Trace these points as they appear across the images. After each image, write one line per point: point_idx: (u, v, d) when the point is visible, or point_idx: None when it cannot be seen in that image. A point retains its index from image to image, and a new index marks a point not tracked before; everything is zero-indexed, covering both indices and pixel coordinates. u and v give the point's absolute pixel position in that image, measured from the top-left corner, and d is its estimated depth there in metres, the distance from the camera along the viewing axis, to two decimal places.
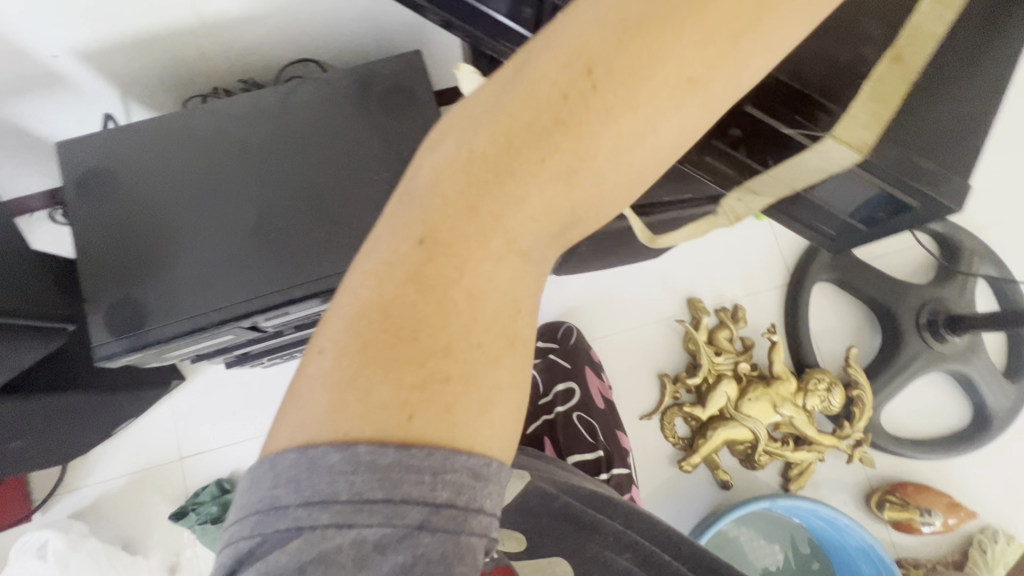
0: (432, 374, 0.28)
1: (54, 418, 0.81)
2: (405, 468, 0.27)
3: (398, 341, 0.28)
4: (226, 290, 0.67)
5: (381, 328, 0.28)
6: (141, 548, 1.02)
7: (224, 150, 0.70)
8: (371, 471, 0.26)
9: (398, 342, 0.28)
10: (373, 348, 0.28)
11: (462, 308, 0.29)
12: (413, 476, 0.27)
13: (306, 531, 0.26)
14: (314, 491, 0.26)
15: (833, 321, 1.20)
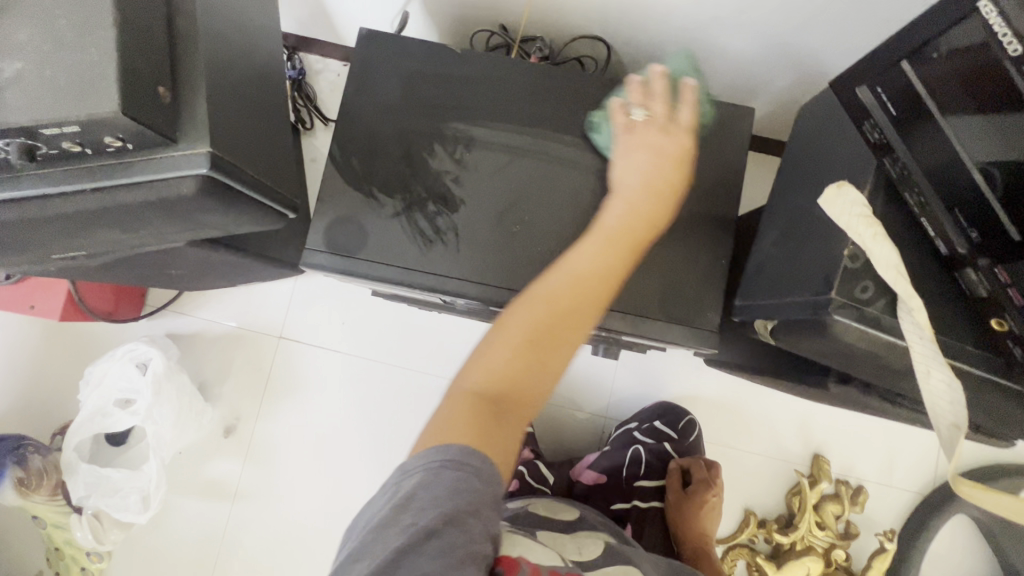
0: (507, 407, 0.43)
1: (213, 266, 0.79)
2: (469, 490, 0.40)
3: (504, 400, 0.43)
4: (446, 257, 0.62)
5: (540, 324, 0.46)
6: (210, 396, 1.05)
7: (510, 113, 0.65)
8: (468, 488, 0.39)
9: (489, 408, 0.43)
10: (506, 389, 0.44)
11: (617, 260, 0.50)
12: (473, 474, 0.40)
13: (397, 523, 0.39)
14: (428, 491, 0.40)
15: (952, 556, 1.06)
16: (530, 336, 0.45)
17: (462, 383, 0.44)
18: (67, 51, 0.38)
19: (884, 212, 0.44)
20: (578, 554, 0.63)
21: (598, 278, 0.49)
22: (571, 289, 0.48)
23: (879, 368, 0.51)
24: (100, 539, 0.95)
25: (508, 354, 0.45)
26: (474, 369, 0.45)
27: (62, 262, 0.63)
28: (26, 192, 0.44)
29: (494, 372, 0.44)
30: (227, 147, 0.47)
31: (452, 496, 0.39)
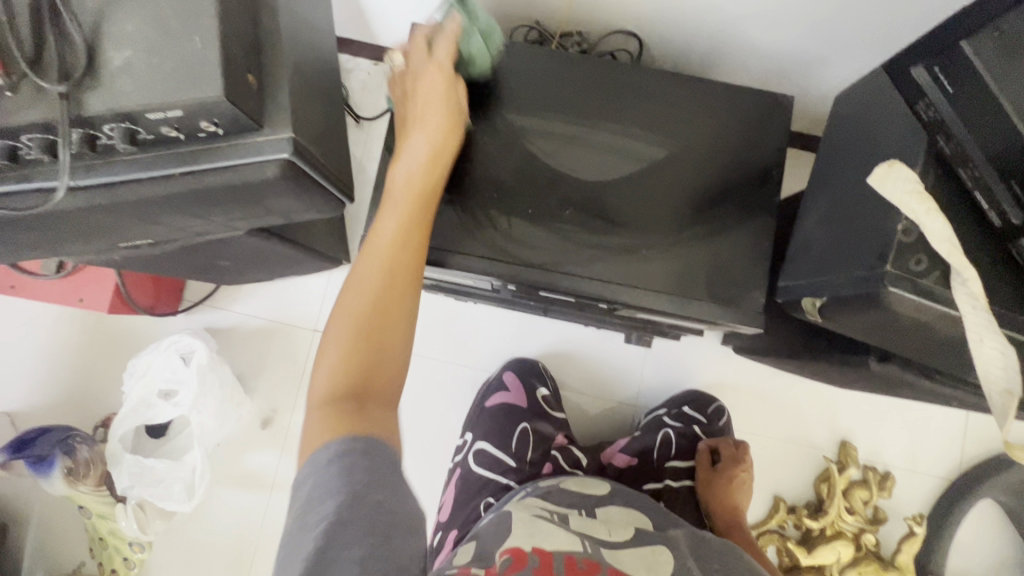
0: (367, 400, 0.45)
1: (261, 258, 0.81)
2: (359, 468, 0.40)
3: (359, 391, 0.45)
4: (499, 243, 0.64)
5: (358, 325, 0.47)
6: (248, 389, 1.07)
7: (557, 102, 0.67)
8: (359, 470, 0.40)
9: (345, 404, 0.44)
10: (358, 383, 0.45)
11: (415, 236, 0.53)
12: (370, 459, 0.41)
13: (306, 533, 0.38)
14: (316, 494, 0.40)
15: (980, 541, 1.07)
16: (365, 329, 0.47)
17: (315, 393, 0.45)
18: (172, 40, 0.40)
19: (936, 188, 0.46)
20: (609, 535, 0.65)
21: (397, 242, 0.52)
22: (381, 252, 0.51)
23: (927, 340, 0.53)
24: (144, 529, 0.97)
25: (351, 328, 0.47)
26: (316, 379, 0.46)
27: (126, 251, 0.65)
28: (119, 177, 0.46)
29: (349, 353, 0.46)
30: (305, 134, 0.49)
31: (352, 477, 0.40)
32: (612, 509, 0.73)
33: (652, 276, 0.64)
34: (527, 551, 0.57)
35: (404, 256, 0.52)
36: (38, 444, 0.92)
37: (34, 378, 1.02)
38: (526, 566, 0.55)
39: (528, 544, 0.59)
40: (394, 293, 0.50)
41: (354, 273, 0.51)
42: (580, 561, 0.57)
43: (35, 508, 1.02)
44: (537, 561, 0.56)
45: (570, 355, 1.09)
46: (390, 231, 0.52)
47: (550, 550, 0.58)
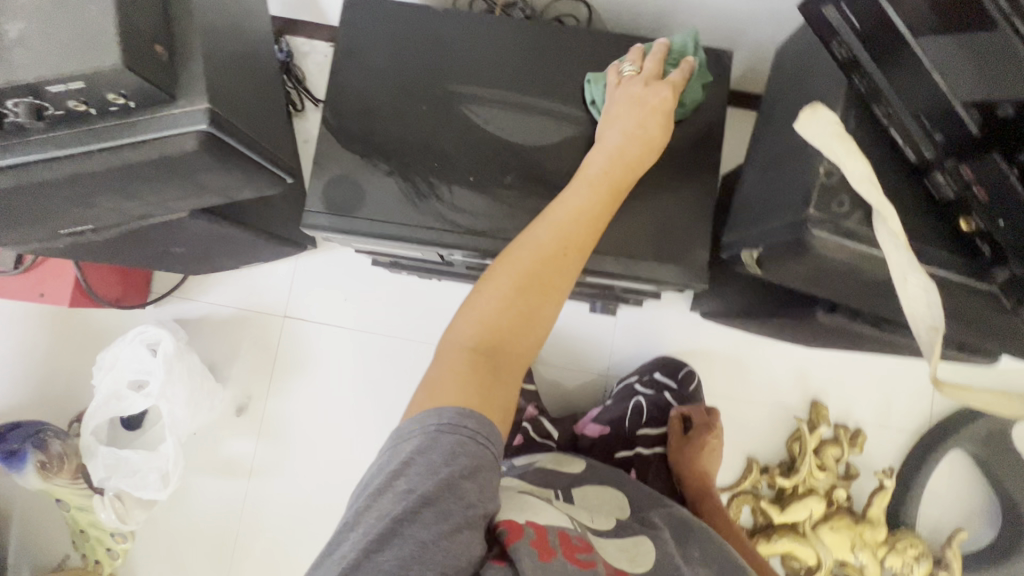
0: (502, 362, 0.47)
1: (216, 242, 0.81)
2: (466, 454, 0.42)
3: (498, 353, 0.47)
4: (443, 212, 0.64)
5: (516, 284, 0.48)
6: (222, 377, 1.07)
7: (496, 68, 0.66)
8: (467, 456, 0.42)
9: (484, 363, 0.46)
10: (500, 343, 0.47)
11: (599, 215, 0.53)
12: (475, 444, 0.43)
13: (392, 491, 0.41)
14: (425, 455, 0.42)
15: (952, 491, 1.09)
16: (520, 289, 0.48)
17: (462, 335, 0.47)
18: (69, 10, 0.40)
19: (855, 127, 0.46)
20: (589, 520, 0.63)
21: (571, 226, 0.51)
22: (556, 237, 0.50)
23: (861, 284, 0.53)
24: (124, 519, 0.98)
25: (507, 292, 0.48)
26: (469, 324, 0.48)
27: (70, 239, 0.65)
28: (36, 156, 0.46)
29: (496, 319, 0.47)
30: (224, 104, 0.48)
31: (456, 460, 0.42)
32: (589, 488, 0.74)
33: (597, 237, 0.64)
34: (523, 523, 0.49)
35: (565, 228, 0.51)
36: (10, 439, 0.93)
37: (5, 376, 1.02)
38: (524, 538, 0.47)
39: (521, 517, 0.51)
40: (558, 263, 0.50)
41: (530, 234, 0.51)
42: (574, 538, 0.52)
43: (16, 504, 1.03)
44: (533, 534, 0.48)
45: None
46: (578, 209, 0.52)
47: (545, 523, 0.51)
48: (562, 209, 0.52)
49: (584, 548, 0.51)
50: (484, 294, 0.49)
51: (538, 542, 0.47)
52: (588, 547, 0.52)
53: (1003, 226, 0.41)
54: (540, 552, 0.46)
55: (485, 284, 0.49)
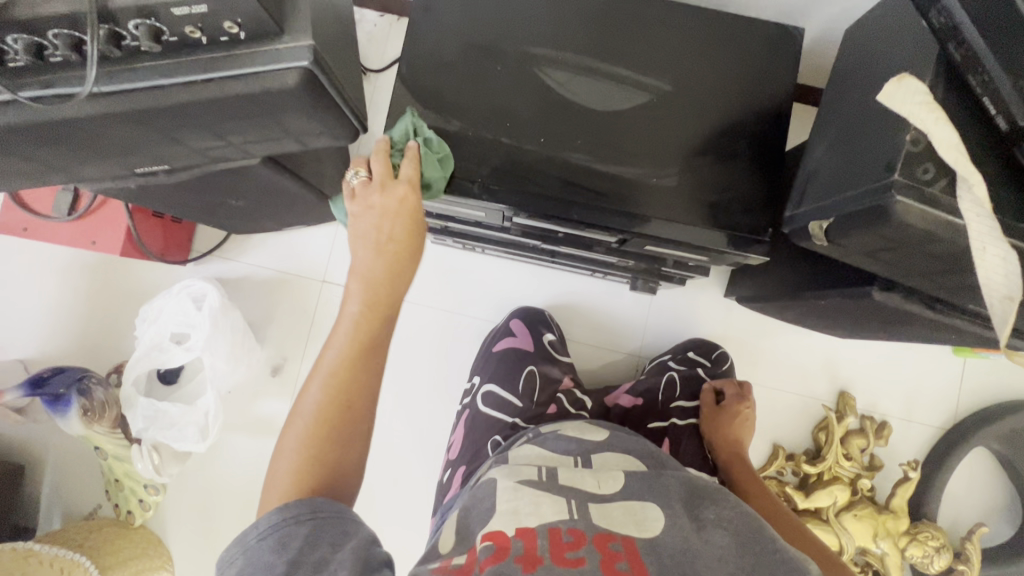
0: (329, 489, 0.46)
1: (272, 197, 0.81)
2: (297, 536, 0.42)
3: (321, 482, 0.45)
4: (512, 170, 0.65)
5: (323, 414, 0.47)
6: (258, 338, 1.08)
7: (568, 35, 0.68)
8: (298, 539, 0.41)
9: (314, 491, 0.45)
10: (325, 476, 0.46)
11: (379, 318, 0.52)
12: (302, 529, 0.42)
13: None
14: (259, 558, 0.41)
15: (973, 488, 1.10)
16: (330, 429, 0.47)
17: (280, 481, 0.45)
18: None
19: (944, 95, 0.47)
20: (596, 487, 0.63)
21: (363, 338, 0.50)
22: (348, 347, 0.50)
23: (934, 257, 0.54)
24: (159, 470, 0.99)
25: (314, 416, 0.47)
26: (276, 468, 0.46)
27: (140, 179, 0.66)
28: (142, 82, 0.47)
29: (311, 442, 0.46)
30: (323, 43, 0.49)
31: (288, 548, 0.41)
32: (604, 453, 0.73)
33: (661, 204, 0.66)
34: (511, 536, 0.52)
35: (357, 330, 0.51)
36: (54, 384, 0.94)
37: (47, 325, 1.03)
38: (505, 557, 0.49)
39: (510, 526, 0.53)
40: (363, 361, 0.50)
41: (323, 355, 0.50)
42: (567, 532, 0.53)
43: (52, 451, 1.04)
44: (518, 548, 0.50)
45: (576, 305, 1.11)
46: (351, 309, 0.51)
47: (533, 527, 0.53)
48: (350, 305, 0.52)
49: (574, 544, 0.52)
50: (294, 431, 0.47)
51: (520, 558, 0.49)
52: (579, 542, 0.52)
53: None
54: (524, 566, 0.49)
55: (305, 412, 0.47)
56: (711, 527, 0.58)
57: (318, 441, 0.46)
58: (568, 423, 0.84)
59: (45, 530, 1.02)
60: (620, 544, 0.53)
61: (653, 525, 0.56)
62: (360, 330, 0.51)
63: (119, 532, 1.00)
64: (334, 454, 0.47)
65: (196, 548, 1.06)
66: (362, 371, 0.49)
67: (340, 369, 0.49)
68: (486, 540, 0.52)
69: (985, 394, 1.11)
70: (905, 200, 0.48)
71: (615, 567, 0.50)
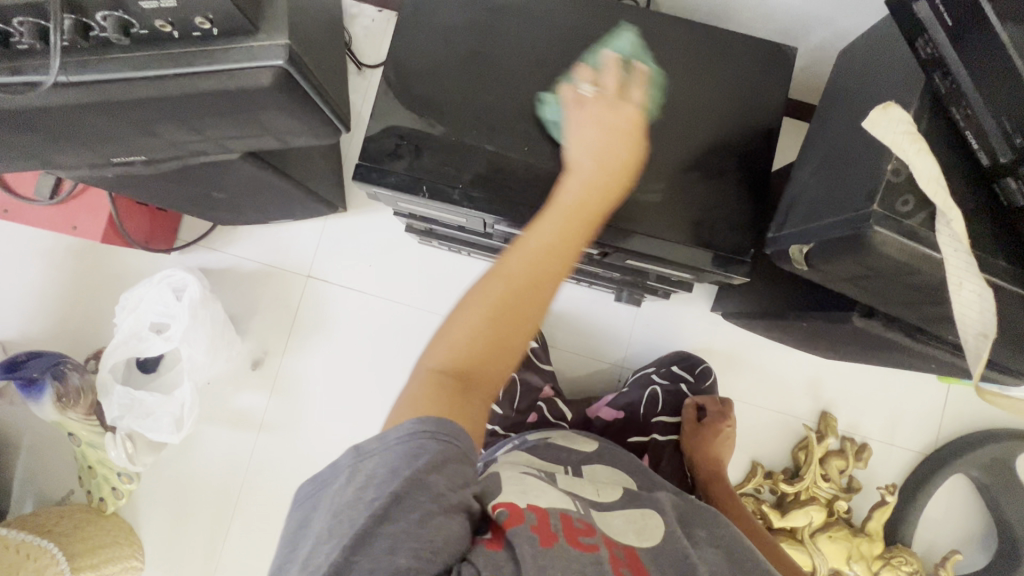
0: (475, 385, 0.47)
1: (256, 191, 0.81)
2: (427, 451, 0.43)
3: (470, 376, 0.47)
4: (493, 177, 0.64)
5: (479, 336, 0.47)
6: (240, 330, 1.08)
7: (559, 42, 0.67)
8: (428, 454, 0.43)
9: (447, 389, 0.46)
10: (475, 364, 0.47)
11: (574, 243, 0.51)
12: (435, 446, 0.43)
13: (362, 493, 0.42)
14: (384, 461, 0.43)
15: (951, 514, 1.10)
16: (492, 318, 0.48)
17: (430, 360, 0.48)
18: None
19: (928, 126, 0.46)
20: (596, 495, 0.63)
21: (552, 250, 0.49)
22: (547, 255, 0.49)
23: (912, 288, 0.53)
24: (133, 459, 0.98)
25: (476, 317, 0.48)
26: (440, 343, 0.48)
27: (118, 169, 0.65)
28: (112, 74, 0.46)
29: (480, 339, 0.47)
30: (300, 43, 0.49)
31: (416, 461, 0.42)
32: (599, 466, 0.73)
33: (643, 218, 0.65)
34: (524, 508, 0.51)
35: (551, 249, 0.49)
36: (29, 368, 0.93)
37: (27, 308, 1.02)
38: (525, 521, 0.49)
39: (522, 500, 0.53)
40: (547, 282, 0.49)
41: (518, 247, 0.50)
42: (577, 520, 0.53)
43: (27, 435, 1.04)
44: (534, 517, 0.50)
45: (561, 313, 1.10)
46: (545, 232, 0.50)
47: (546, 507, 0.53)
48: (537, 226, 0.50)
49: (586, 533, 0.52)
50: (471, 291, 0.49)
51: (536, 528, 0.49)
52: (591, 533, 0.52)
53: None
54: (540, 535, 0.48)
55: (467, 303, 0.49)
56: (704, 546, 0.59)
57: (479, 343, 0.48)
58: (545, 433, 0.84)
59: (16, 513, 1.02)
60: (622, 550, 0.53)
61: (653, 534, 0.57)
62: (557, 238, 0.50)
63: (90, 519, 1.00)
64: (489, 355, 0.47)
65: (168, 538, 1.05)
66: (531, 260, 0.49)
67: (521, 247, 0.50)
68: (501, 508, 0.51)
69: (968, 421, 1.11)
70: (882, 231, 0.47)
71: (619, 568, 0.50)
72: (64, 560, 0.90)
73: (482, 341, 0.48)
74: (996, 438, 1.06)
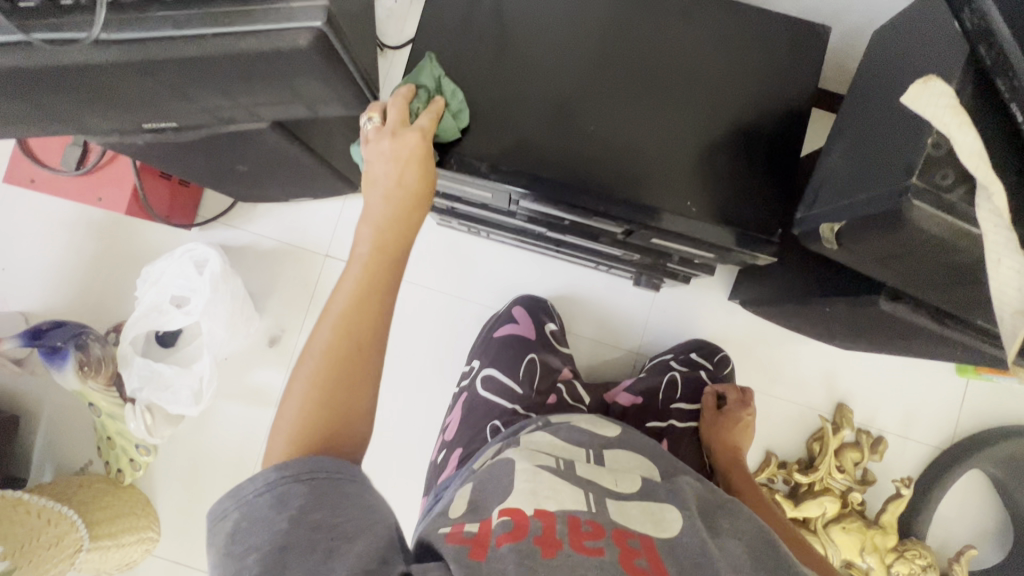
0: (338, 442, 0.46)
1: (280, 165, 0.81)
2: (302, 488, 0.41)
3: (328, 441, 0.45)
4: (518, 148, 0.64)
5: (341, 347, 0.47)
6: (258, 308, 1.08)
7: (587, 17, 0.67)
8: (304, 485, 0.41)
9: (320, 453, 0.44)
10: (324, 441, 0.45)
11: (386, 282, 0.52)
12: (309, 486, 0.41)
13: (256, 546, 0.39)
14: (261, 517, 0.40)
15: (965, 511, 1.09)
16: (335, 389, 0.47)
17: (274, 450, 0.45)
18: None
19: (968, 100, 0.45)
20: (614, 486, 0.63)
21: (363, 300, 0.50)
22: (338, 335, 0.48)
23: (949, 268, 0.52)
24: (150, 432, 0.99)
25: (296, 416, 0.45)
26: (274, 434, 0.45)
27: (147, 136, 0.65)
28: (149, 31, 0.46)
29: (309, 420, 0.45)
30: (336, 6, 0.49)
31: (291, 500, 0.41)
32: (620, 452, 0.73)
33: (668, 195, 0.64)
34: (528, 516, 0.51)
35: (355, 304, 0.49)
36: (53, 336, 0.94)
37: (50, 280, 1.03)
38: (526, 535, 0.49)
39: (529, 506, 0.53)
40: (365, 347, 0.49)
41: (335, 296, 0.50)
42: (585, 523, 0.52)
43: (48, 405, 1.05)
44: (536, 528, 0.50)
45: (579, 297, 1.10)
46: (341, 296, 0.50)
47: (553, 511, 0.53)
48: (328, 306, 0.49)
49: (593, 534, 0.51)
50: (302, 381, 0.47)
51: (538, 537, 0.49)
52: (599, 533, 0.52)
53: None
54: (541, 544, 0.48)
55: (304, 371, 0.47)
56: (726, 536, 0.58)
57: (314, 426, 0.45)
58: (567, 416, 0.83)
59: (35, 481, 1.03)
60: (638, 541, 0.53)
61: (671, 527, 0.57)
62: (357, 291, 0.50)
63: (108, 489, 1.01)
64: (332, 399, 0.46)
65: (183, 512, 1.07)
66: (348, 327, 0.48)
67: (331, 320, 0.49)
68: (504, 520, 0.51)
69: (987, 417, 1.10)
70: (925, 205, 0.47)
71: (635, 560, 0.50)
72: (82, 527, 0.92)
73: (317, 422, 0.45)
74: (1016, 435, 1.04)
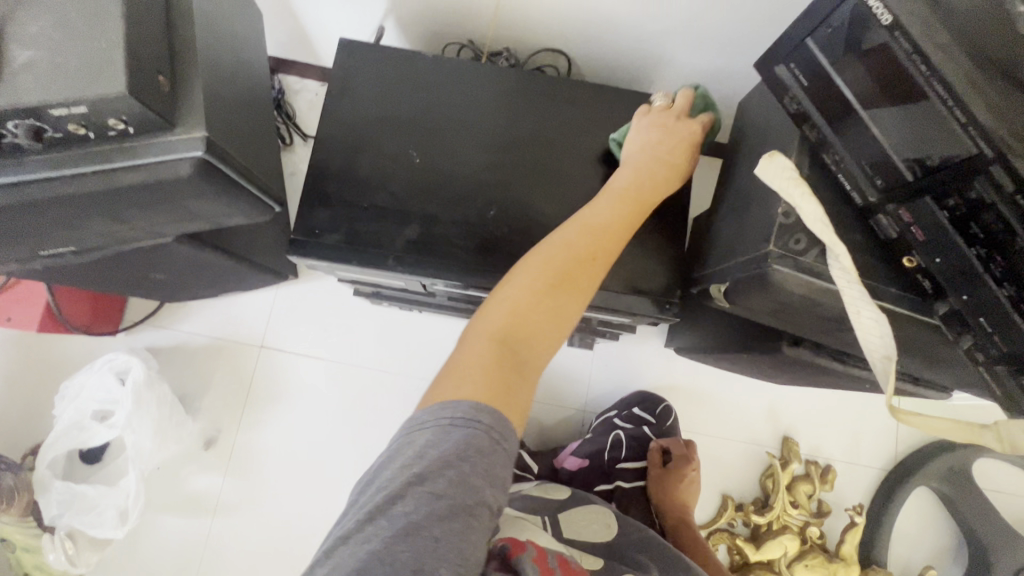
0: (524, 351, 0.47)
1: (198, 269, 0.80)
2: (471, 439, 0.40)
3: (515, 348, 0.46)
4: (423, 237, 0.67)
5: (552, 275, 0.50)
6: (191, 410, 1.04)
7: (480, 109, 0.71)
8: (466, 439, 0.40)
9: (508, 355, 0.46)
10: (516, 336, 0.47)
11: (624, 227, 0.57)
12: (475, 431, 0.41)
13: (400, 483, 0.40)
14: (426, 447, 0.41)
15: (919, 529, 1.11)
16: (551, 289, 0.49)
17: (483, 327, 0.47)
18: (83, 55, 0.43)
19: (808, 172, 0.50)
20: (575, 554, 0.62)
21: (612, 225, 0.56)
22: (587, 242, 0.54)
23: (825, 318, 0.56)
24: (74, 561, 0.92)
25: (519, 301, 0.48)
26: (490, 311, 0.48)
27: (48, 261, 0.64)
28: (28, 175, 0.47)
29: (512, 322, 0.47)
30: (218, 134, 0.51)
31: (454, 444, 0.40)
32: (569, 514, 0.72)
33: None
34: (524, 542, 0.51)
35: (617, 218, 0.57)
36: None
37: None
38: (527, 553, 0.49)
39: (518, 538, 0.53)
40: (581, 268, 0.52)
41: (575, 223, 0.55)
42: (572, 562, 0.52)
43: None
44: (534, 552, 0.50)
45: None
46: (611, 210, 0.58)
47: (543, 545, 0.53)
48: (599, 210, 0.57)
49: (578, 573, 0.51)
50: (522, 274, 0.50)
51: (537, 559, 0.48)
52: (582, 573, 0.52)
53: (941, 264, 0.45)
54: (540, 568, 0.47)
55: (535, 268, 0.51)
56: None
57: (509, 321, 0.47)
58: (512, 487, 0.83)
59: None
60: None
61: None
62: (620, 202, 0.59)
63: None
64: (543, 316, 0.48)
65: None
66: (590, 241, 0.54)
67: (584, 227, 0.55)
68: (505, 541, 0.51)
69: (923, 432, 1.14)
70: (786, 271, 0.51)
71: None
72: None
73: (536, 324, 0.48)
74: (951, 448, 1.08)
